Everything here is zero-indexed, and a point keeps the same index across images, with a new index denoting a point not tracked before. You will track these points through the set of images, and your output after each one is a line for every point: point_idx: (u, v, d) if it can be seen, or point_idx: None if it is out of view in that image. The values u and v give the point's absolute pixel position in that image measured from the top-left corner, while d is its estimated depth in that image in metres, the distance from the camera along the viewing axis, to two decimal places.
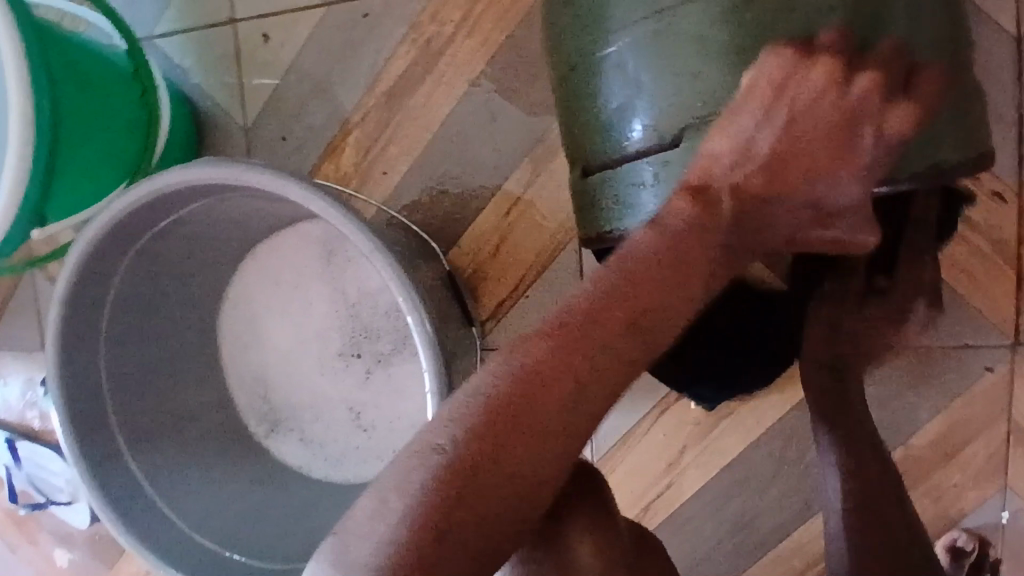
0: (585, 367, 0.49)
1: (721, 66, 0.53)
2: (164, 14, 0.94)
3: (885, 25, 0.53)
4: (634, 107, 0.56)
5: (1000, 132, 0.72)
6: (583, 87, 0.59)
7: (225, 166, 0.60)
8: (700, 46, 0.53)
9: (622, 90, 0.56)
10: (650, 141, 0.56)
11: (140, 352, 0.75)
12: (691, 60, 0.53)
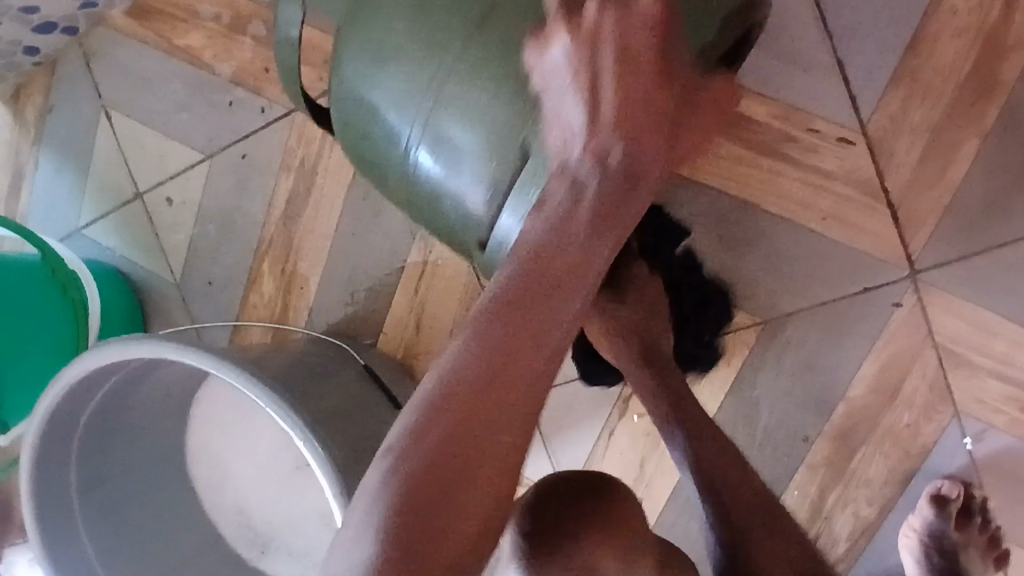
0: (541, 309, 0.42)
1: (474, 53, 0.55)
2: (80, 205, 1.04)
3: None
4: (449, 125, 0.57)
5: (824, 84, 0.74)
6: (392, 149, 0.60)
7: (113, 349, 0.66)
8: (444, 46, 0.56)
9: (428, 123, 0.57)
10: (497, 169, 0.55)
11: (125, 521, 0.81)
12: (454, 62, 0.56)
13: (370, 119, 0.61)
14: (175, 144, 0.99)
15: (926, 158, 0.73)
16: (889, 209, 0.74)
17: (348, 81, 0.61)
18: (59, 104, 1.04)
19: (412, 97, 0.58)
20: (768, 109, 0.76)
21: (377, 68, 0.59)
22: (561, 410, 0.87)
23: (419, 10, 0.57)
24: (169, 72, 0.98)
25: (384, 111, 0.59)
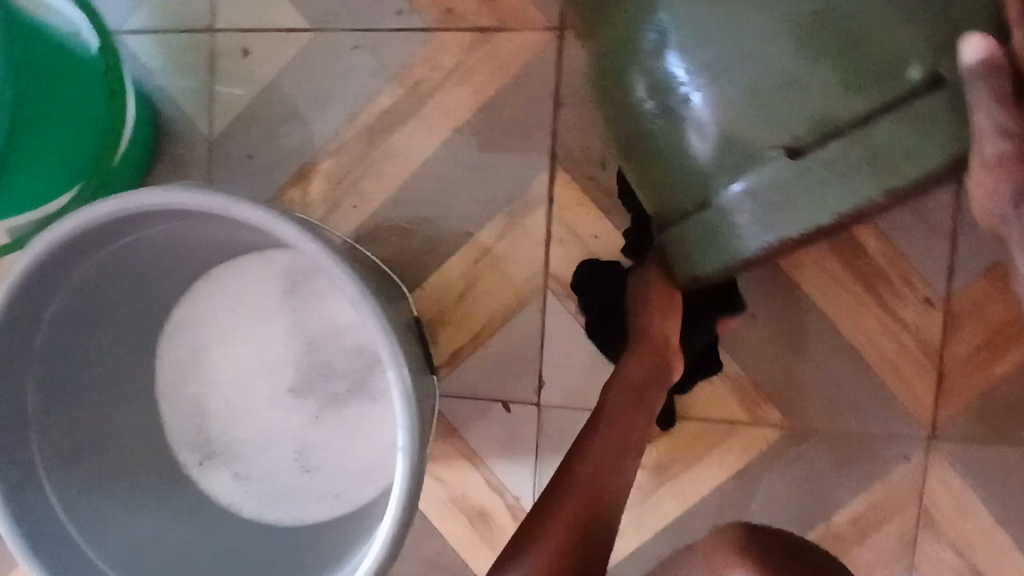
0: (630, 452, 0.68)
1: (828, 37, 0.46)
2: (136, 7, 0.90)
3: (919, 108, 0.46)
4: (707, 84, 0.50)
5: (934, 247, 0.80)
6: (627, 92, 0.55)
7: (208, 198, 0.58)
8: (756, 52, 0.48)
9: (698, 67, 0.50)
10: (725, 164, 0.51)
11: (72, 371, 0.70)
12: (786, 44, 0.47)
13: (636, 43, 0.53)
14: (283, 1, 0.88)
15: (986, 346, 0.80)
16: (937, 374, 0.81)
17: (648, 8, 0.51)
18: None
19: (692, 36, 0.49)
20: (878, 246, 0.81)
21: None
22: (569, 432, 0.86)
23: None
24: None
25: (638, 71, 0.53)
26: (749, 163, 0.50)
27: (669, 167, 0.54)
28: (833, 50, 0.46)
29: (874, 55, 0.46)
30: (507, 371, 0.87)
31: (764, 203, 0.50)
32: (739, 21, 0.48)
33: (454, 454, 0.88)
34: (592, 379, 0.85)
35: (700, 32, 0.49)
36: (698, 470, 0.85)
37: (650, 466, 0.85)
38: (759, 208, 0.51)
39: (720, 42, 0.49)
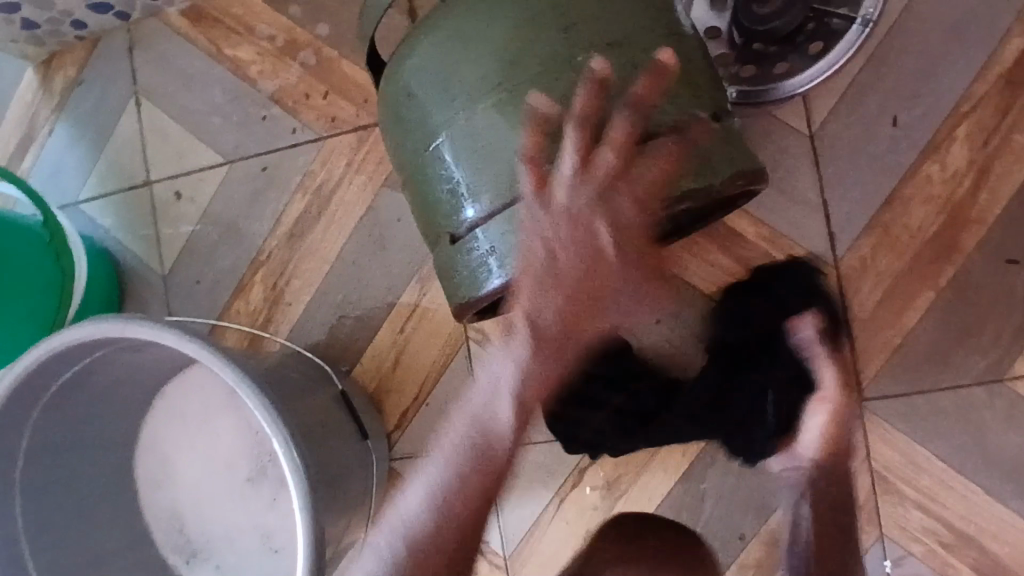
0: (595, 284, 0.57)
1: (554, 83, 0.58)
2: (85, 181, 1.06)
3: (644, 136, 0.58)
4: (462, 128, 0.60)
5: (808, 218, 0.83)
6: (414, 135, 0.63)
7: (112, 323, 0.68)
8: (513, 91, 0.58)
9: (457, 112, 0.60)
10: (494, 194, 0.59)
11: (55, 503, 0.77)
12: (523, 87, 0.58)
13: (413, 96, 0.62)
14: (201, 145, 1.01)
15: (886, 300, 0.81)
16: (848, 337, 0.82)
17: (415, 72, 0.61)
18: (91, 79, 1.06)
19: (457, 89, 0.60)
20: (757, 229, 0.84)
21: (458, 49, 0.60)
22: (517, 469, 0.89)
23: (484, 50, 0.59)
24: (211, 77, 1.01)
25: (421, 119, 0.62)
26: (494, 193, 0.59)
27: (444, 192, 0.62)
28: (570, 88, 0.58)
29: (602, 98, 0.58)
30: None
31: (507, 234, 0.58)
32: (491, 74, 0.59)
33: None
34: None
35: (463, 85, 0.60)
36: (646, 480, 0.86)
37: (599, 486, 0.87)
38: (499, 238, 0.59)
39: (456, 106, 0.60)
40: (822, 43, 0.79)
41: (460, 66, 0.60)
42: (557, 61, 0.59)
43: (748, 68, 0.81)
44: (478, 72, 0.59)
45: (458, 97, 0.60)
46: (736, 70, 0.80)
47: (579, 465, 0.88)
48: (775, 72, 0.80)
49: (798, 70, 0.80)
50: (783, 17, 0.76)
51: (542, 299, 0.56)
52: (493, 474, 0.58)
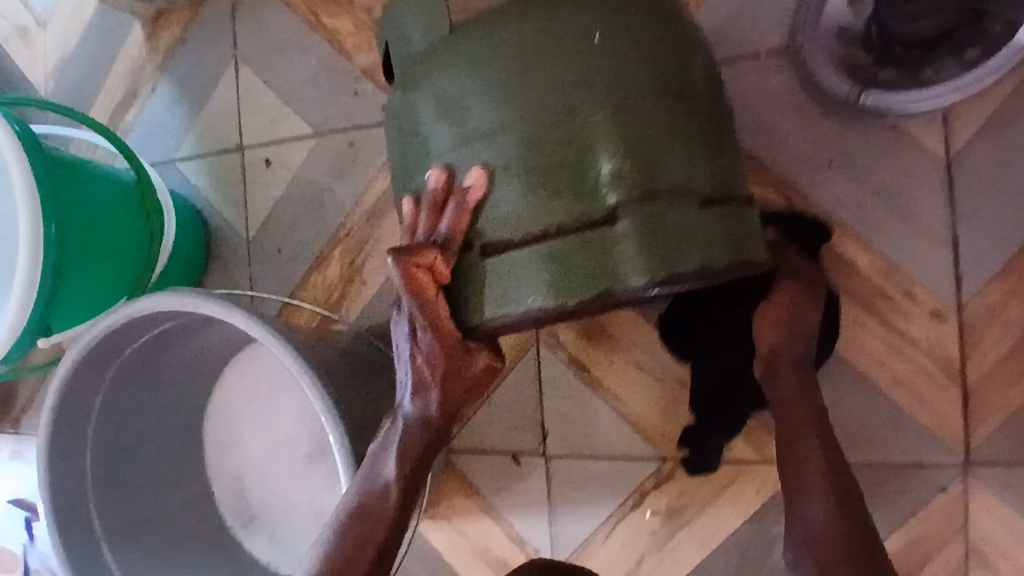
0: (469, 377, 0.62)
1: (534, 128, 0.53)
2: (183, 140, 1.08)
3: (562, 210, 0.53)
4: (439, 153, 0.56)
5: (931, 253, 0.74)
6: (406, 136, 0.60)
7: (187, 297, 0.69)
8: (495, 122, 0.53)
9: (437, 133, 0.56)
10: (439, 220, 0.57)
11: (125, 457, 0.82)
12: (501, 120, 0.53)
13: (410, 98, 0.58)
14: (291, 114, 1.01)
15: (1012, 354, 0.72)
16: (960, 391, 0.74)
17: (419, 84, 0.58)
18: (194, 40, 1.08)
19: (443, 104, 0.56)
20: (870, 259, 0.75)
21: (453, 64, 0.55)
22: (576, 481, 0.86)
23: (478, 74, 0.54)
24: (306, 45, 1.00)
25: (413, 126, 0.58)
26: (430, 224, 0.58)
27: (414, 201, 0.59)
28: (548, 137, 0.53)
29: (570, 165, 0.52)
30: (510, 424, 0.89)
31: None
32: (476, 100, 0.54)
33: (473, 509, 0.91)
34: (592, 426, 0.85)
35: (449, 103, 0.55)
36: (713, 513, 0.81)
37: (661, 512, 0.83)
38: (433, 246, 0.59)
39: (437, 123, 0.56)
40: (979, 48, 0.70)
41: (452, 85, 0.55)
42: (552, 104, 0.53)
43: (887, 71, 0.73)
44: (463, 97, 0.55)
45: (443, 108, 0.56)
46: (872, 74, 0.73)
47: (644, 486, 0.83)
48: (920, 78, 0.72)
49: (945, 76, 0.71)
50: (930, 15, 0.68)
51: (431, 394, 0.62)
52: (387, 503, 0.63)
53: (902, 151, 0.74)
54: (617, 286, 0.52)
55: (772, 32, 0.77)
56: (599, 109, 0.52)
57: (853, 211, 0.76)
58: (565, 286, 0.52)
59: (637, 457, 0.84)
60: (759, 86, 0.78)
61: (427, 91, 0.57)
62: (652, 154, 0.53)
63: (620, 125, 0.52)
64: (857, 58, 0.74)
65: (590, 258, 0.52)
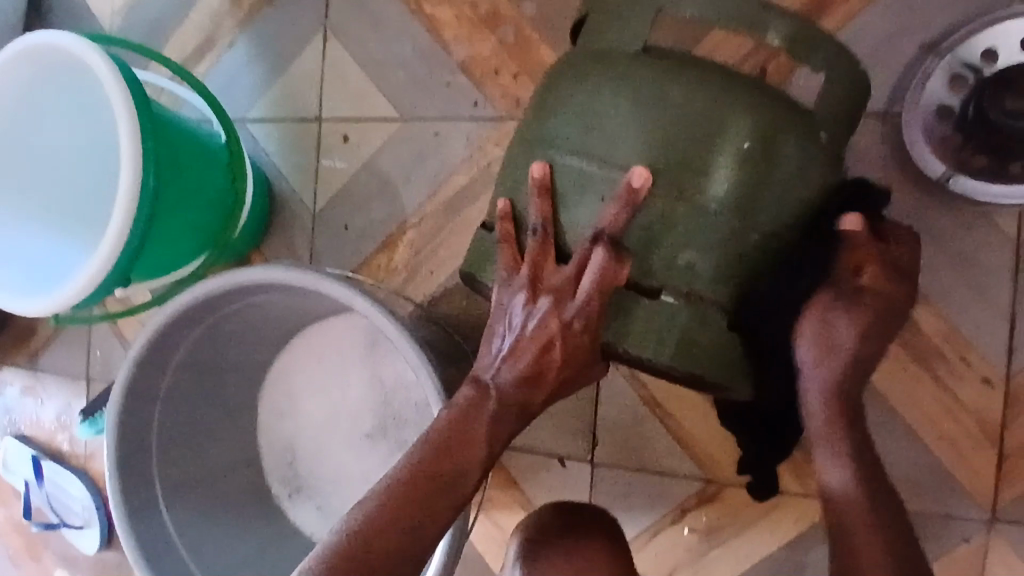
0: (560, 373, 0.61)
1: (667, 199, 0.57)
2: (258, 101, 1.08)
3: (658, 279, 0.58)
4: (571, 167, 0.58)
5: (992, 324, 0.79)
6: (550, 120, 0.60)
7: (303, 274, 0.70)
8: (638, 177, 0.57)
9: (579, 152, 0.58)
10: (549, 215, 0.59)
11: (190, 414, 0.83)
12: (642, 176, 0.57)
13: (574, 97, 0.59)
14: (377, 95, 1.02)
15: None
16: (998, 454, 0.79)
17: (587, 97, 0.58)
18: (283, 4, 1.07)
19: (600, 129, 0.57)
20: (933, 322, 0.80)
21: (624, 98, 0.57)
22: (620, 490, 0.91)
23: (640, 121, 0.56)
24: (402, 28, 1.01)
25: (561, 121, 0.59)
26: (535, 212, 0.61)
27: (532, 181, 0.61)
28: (674, 211, 0.57)
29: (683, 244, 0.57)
30: (562, 428, 0.92)
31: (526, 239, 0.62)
32: (627, 150, 0.56)
33: (513, 503, 0.94)
34: (644, 441, 0.90)
35: (604, 137, 0.57)
36: (749, 536, 0.86)
37: (699, 529, 0.88)
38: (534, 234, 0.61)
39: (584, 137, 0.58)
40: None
41: (614, 123, 0.57)
42: (693, 185, 0.56)
43: (979, 157, 0.77)
44: (617, 141, 0.57)
45: (592, 136, 0.58)
46: (963, 159, 0.78)
47: (687, 504, 0.88)
48: (1008, 171, 0.76)
49: None
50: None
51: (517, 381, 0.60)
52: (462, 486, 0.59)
53: (979, 224, 0.79)
54: (652, 351, 0.59)
55: (874, 96, 0.82)
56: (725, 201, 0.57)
57: (925, 274, 0.80)
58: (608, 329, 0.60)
59: (684, 475, 0.88)
60: (852, 144, 0.82)
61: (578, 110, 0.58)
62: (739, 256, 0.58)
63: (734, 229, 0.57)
64: (952, 138, 0.78)
65: (635, 319, 0.59)
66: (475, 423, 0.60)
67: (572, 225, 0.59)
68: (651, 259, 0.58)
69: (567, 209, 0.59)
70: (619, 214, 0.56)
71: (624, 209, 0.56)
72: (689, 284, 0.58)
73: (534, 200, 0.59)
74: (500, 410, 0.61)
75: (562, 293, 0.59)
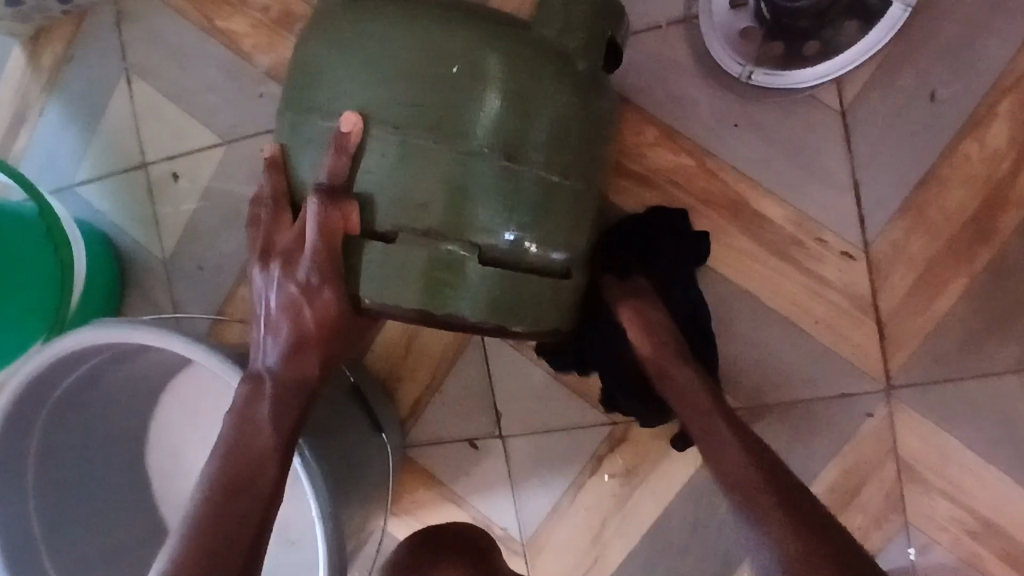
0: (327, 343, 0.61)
1: (417, 133, 0.55)
2: (79, 162, 1.02)
3: (429, 220, 0.55)
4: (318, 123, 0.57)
5: (837, 199, 0.79)
6: (303, 86, 0.59)
7: (115, 329, 0.65)
8: (388, 112, 0.55)
9: (330, 101, 0.57)
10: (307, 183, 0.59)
11: (69, 500, 0.78)
12: (388, 112, 0.55)
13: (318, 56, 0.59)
14: (195, 123, 0.97)
15: (919, 284, 0.78)
16: (876, 324, 0.79)
17: (327, 53, 0.58)
18: (78, 56, 1.02)
19: (347, 72, 0.57)
20: (783, 211, 0.79)
21: (360, 44, 0.56)
22: (535, 456, 0.89)
23: (377, 63, 0.56)
24: (202, 52, 0.96)
25: (310, 84, 0.58)
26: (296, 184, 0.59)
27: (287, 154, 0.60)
28: (427, 145, 0.55)
29: (444, 176, 0.55)
30: (463, 410, 0.90)
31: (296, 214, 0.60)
32: (372, 88, 0.55)
33: (434, 498, 0.91)
34: (544, 401, 0.88)
35: (347, 83, 0.56)
36: (666, 467, 0.85)
37: (619, 473, 0.86)
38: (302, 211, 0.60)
39: (331, 88, 0.57)
40: (858, 23, 0.75)
41: (354, 69, 0.56)
42: (441, 112, 0.55)
43: (775, 46, 0.78)
44: (362, 84, 0.56)
45: (335, 102, 0.57)
46: (762, 49, 0.78)
47: (600, 451, 0.87)
48: (805, 52, 0.77)
49: (831, 46, 0.76)
50: None
51: (292, 366, 0.61)
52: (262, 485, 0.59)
53: (800, 104, 0.78)
54: (441, 303, 0.56)
55: (671, 2, 0.80)
56: (477, 136, 0.55)
57: (763, 166, 0.79)
58: (368, 281, 0.56)
59: (590, 424, 0.87)
60: (662, 56, 0.81)
61: (321, 91, 0.57)
62: (501, 190, 0.56)
63: (493, 152, 0.56)
64: (750, 32, 0.78)
65: (403, 271, 0.56)
66: (253, 407, 0.60)
67: (303, 185, 0.59)
68: (402, 209, 0.55)
69: (297, 169, 0.59)
70: (336, 162, 0.55)
71: (342, 156, 0.55)
72: (429, 222, 0.55)
73: (266, 175, 0.60)
74: (291, 406, 0.61)
75: (291, 251, 0.58)
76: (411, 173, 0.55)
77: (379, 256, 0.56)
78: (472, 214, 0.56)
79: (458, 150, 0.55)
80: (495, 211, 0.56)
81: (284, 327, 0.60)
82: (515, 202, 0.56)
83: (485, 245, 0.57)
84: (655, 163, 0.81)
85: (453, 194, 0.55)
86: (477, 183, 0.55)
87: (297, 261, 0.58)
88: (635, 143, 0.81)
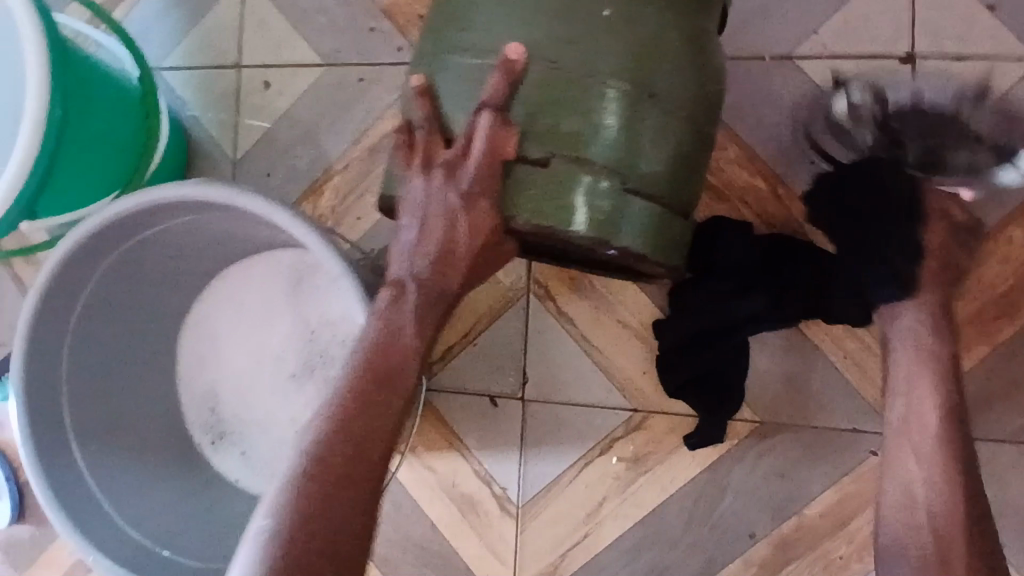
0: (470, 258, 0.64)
1: (564, 62, 0.60)
2: (174, 48, 1.04)
3: (569, 144, 0.60)
4: (469, 47, 0.62)
5: None
6: (456, 12, 0.64)
7: (220, 192, 0.67)
8: (539, 41, 0.60)
9: (483, 29, 0.62)
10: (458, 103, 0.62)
11: (98, 356, 0.78)
12: (540, 41, 0.60)
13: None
14: (300, 39, 1.01)
15: None
16: None
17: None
18: None
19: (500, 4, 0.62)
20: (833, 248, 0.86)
21: None
22: (550, 426, 0.92)
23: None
24: None
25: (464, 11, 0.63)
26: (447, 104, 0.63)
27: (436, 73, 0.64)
28: (573, 74, 0.60)
29: (586, 104, 0.60)
30: (493, 367, 0.93)
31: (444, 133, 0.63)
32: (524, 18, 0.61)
33: (443, 445, 0.94)
34: (573, 375, 0.91)
35: (500, 12, 0.61)
36: (672, 463, 0.89)
37: (627, 458, 0.90)
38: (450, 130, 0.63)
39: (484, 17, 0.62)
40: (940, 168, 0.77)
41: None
42: (587, 45, 0.60)
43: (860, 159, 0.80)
44: (514, 14, 0.61)
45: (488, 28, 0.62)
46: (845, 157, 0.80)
47: (613, 434, 0.90)
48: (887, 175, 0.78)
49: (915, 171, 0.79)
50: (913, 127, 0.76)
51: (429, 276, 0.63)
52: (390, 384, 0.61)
53: None
54: (575, 223, 0.61)
55: (777, 37, 0.87)
56: (615, 69, 0.60)
57: None
58: (516, 197, 0.61)
59: (611, 407, 0.90)
60: (758, 82, 0.87)
61: (476, 19, 0.62)
62: (635, 120, 0.61)
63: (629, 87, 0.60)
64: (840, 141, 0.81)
65: (547, 188, 0.60)
66: (393, 308, 0.63)
67: (450, 112, 0.62)
68: (546, 130, 0.60)
69: (450, 97, 0.62)
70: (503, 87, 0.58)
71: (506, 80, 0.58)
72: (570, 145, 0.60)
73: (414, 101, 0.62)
74: (407, 308, 0.63)
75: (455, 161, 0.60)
76: (556, 99, 0.60)
77: (532, 177, 0.60)
78: (607, 142, 0.60)
79: (599, 81, 0.60)
80: (624, 143, 0.61)
81: (435, 235, 0.63)
82: (645, 136, 0.61)
83: (624, 175, 0.61)
84: (730, 178, 0.88)
85: (589, 122, 0.60)
86: (612, 113, 0.60)
87: (459, 172, 0.61)
88: (716, 156, 0.88)
